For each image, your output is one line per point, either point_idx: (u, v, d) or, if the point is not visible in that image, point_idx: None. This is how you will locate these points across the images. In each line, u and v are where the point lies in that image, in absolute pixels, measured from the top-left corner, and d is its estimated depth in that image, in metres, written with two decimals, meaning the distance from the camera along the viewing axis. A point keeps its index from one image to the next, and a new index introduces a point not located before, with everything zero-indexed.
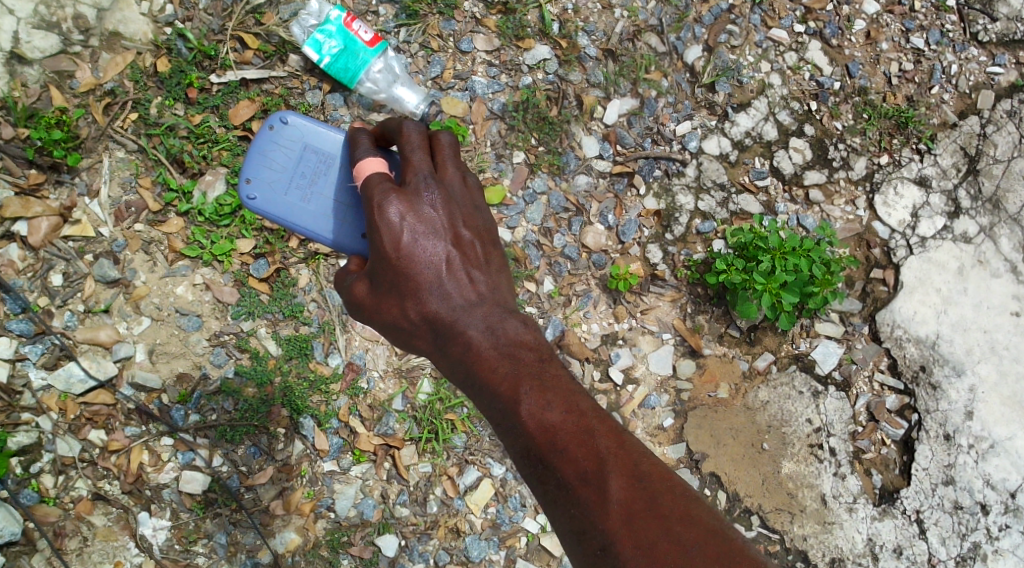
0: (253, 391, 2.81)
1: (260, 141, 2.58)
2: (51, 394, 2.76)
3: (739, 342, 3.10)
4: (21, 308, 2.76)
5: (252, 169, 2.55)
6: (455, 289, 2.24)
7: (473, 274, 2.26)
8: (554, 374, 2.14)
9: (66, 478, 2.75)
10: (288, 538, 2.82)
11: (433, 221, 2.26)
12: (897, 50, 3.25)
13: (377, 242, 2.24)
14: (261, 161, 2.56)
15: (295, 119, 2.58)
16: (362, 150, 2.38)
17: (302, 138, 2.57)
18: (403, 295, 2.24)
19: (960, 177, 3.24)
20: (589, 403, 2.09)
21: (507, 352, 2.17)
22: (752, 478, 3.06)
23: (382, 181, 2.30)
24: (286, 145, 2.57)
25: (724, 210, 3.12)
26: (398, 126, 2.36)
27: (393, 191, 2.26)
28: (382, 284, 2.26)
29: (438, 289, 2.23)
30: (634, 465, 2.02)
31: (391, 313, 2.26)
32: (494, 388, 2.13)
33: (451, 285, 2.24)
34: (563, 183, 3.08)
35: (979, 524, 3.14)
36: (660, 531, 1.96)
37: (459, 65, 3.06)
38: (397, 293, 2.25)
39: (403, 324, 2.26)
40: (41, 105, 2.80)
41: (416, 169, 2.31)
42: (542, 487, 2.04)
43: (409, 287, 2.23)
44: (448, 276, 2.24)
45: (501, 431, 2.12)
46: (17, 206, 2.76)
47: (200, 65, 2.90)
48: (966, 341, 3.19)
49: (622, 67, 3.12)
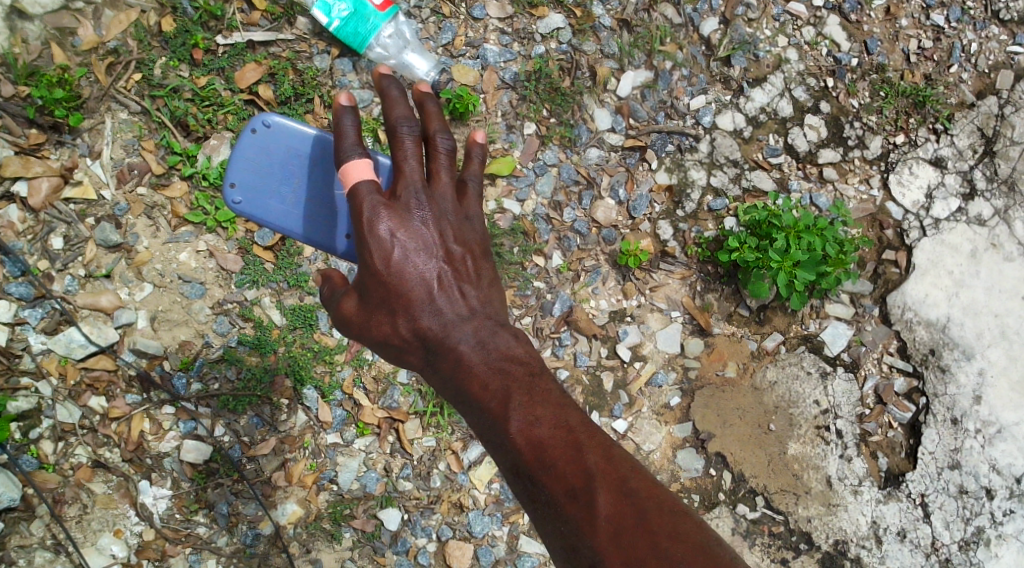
0: (256, 360, 2.78)
1: (242, 143, 2.46)
2: (51, 358, 2.70)
3: (748, 322, 3.06)
4: (20, 271, 2.70)
5: (235, 173, 2.45)
6: (447, 305, 2.16)
7: (465, 289, 2.19)
8: (544, 389, 2.08)
9: (65, 445, 2.70)
10: (290, 510, 2.78)
11: (424, 235, 2.17)
12: (917, 27, 3.19)
13: (363, 259, 2.16)
14: (242, 163, 2.45)
15: (276, 120, 2.46)
16: (348, 148, 2.21)
17: (285, 140, 2.45)
18: (394, 311, 2.16)
19: (976, 159, 3.19)
20: (579, 418, 2.04)
21: (497, 367, 2.11)
22: (758, 459, 3.01)
23: (370, 190, 2.17)
24: (269, 148, 2.46)
25: (736, 186, 3.08)
26: (388, 125, 2.23)
27: (383, 205, 2.16)
28: (372, 299, 2.17)
29: (430, 306, 2.16)
30: (622, 480, 1.95)
31: (380, 331, 2.18)
32: (485, 404, 2.07)
33: (443, 301, 2.16)
34: (574, 155, 3.02)
35: (984, 509, 3.09)
36: (649, 548, 1.88)
37: (471, 32, 3.00)
38: (387, 309, 2.17)
39: (393, 342, 2.19)
40: (42, 63, 2.74)
41: (407, 177, 2.19)
42: (532, 504, 1.98)
43: (401, 303, 2.16)
44: (440, 293, 2.17)
45: (491, 448, 2.07)
46: (16, 166, 2.71)
47: (206, 25, 2.83)
48: (977, 325, 3.15)
49: (637, 38, 3.06)
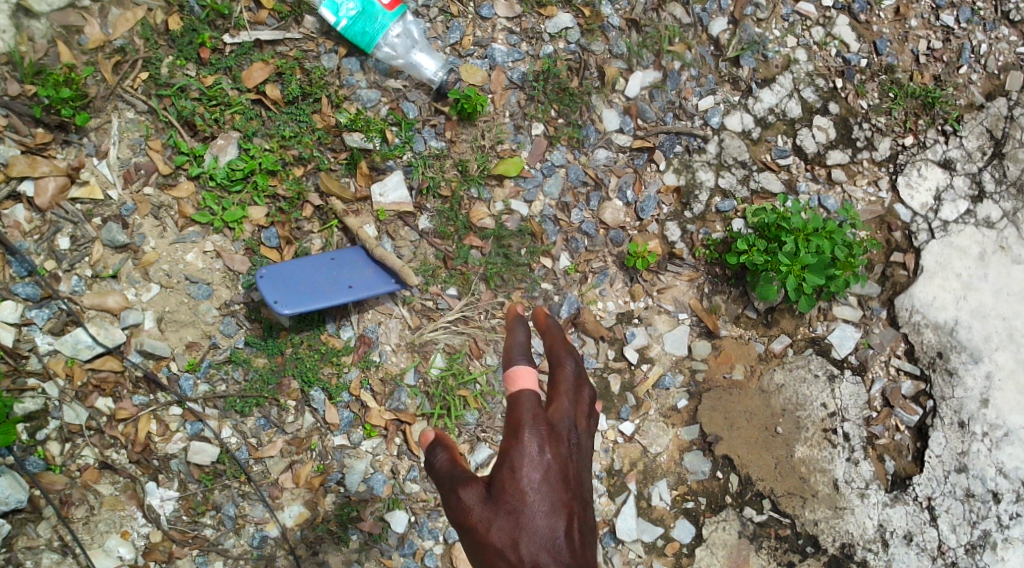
0: (262, 362, 2.79)
1: (268, 295, 2.65)
2: (57, 359, 2.69)
3: (755, 324, 3.05)
4: (26, 271, 2.68)
5: (292, 304, 2.65)
6: (567, 547, 1.80)
7: (585, 532, 1.84)
8: None
9: (72, 446, 2.69)
10: (297, 512, 2.78)
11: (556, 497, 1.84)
12: (926, 27, 3.18)
13: (508, 465, 1.86)
14: (286, 298, 2.66)
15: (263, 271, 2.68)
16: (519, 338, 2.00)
17: (284, 272, 2.71)
18: (511, 537, 1.82)
19: (985, 161, 3.17)
20: None
21: None
22: (765, 462, 2.99)
23: (531, 404, 1.89)
24: (283, 282, 2.69)
25: (744, 188, 3.06)
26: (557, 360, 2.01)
27: (541, 435, 1.87)
28: (495, 502, 1.86)
29: (551, 551, 1.80)
30: None
31: (498, 538, 1.83)
32: None
33: (564, 546, 1.80)
34: (582, 156, 3.01)
35: (990, 512, 3.05)
36: None
37: (479, 32, 2.99)
38: (507, 524, 1.83)
39: (507, 557, 1.81)
40: (48, 61, 2.71)
41: (560, 411, 1.92)
42: None
43: (517, 528, 1.82)
44: (566, 533, 1.81)
45: None
46: (22, 166, 2.68)
47: (213, 24, 2.82)
48: (984, 328, 3.10)
49: (645, 38, 3.05)
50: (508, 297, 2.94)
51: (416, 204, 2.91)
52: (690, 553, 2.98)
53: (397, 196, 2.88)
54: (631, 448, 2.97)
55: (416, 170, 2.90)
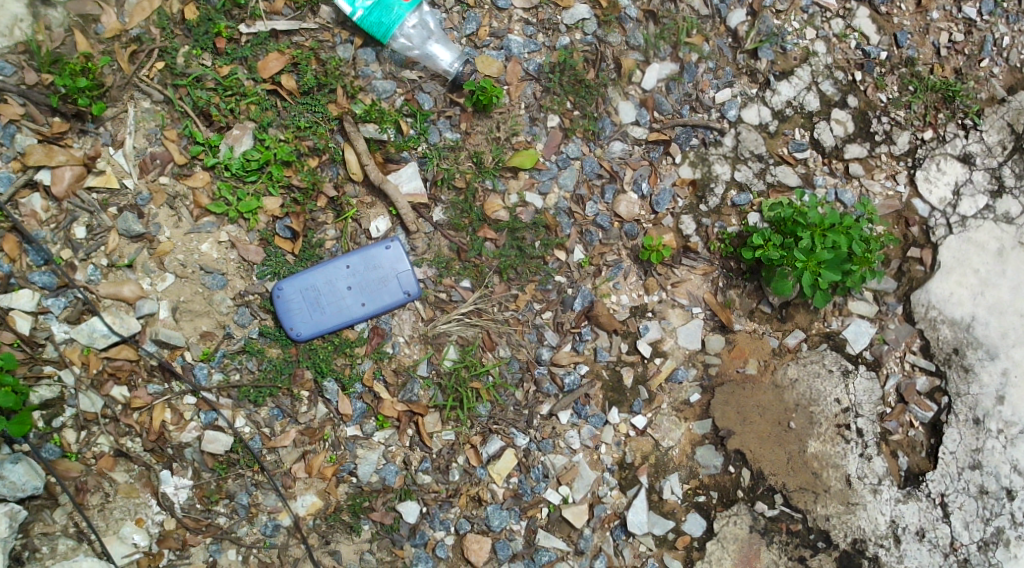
0: (276, 352, 2.80)
1: (286, 317, 2.77)
2: (74, 347, 2.71)
3: (770, 318, 3.04)
4: (43, 260, 2.71)
5: (309, 329, 2.78)
6: None
7: None
8: None
9: (87, 434, 2.72)
10: (309, 501, 2.80)
11: None
12: (948, 20, 3.15)
13: None
14: (301, 321, 2.78)
15: (280, 288, 2.77)
16: None
17: (300, 286, 2.78)
18: None
19: (1006, 155, 3.12)
20: None
21: None
22: (778, 457, 2.96)
23: None
24: (299, 300, 2.78)
25: (760, 181, 3.04)
26: None
27: None
28: None
29: None
30: None
31: None
32: None
33: None
34: (597, 149, 3.00)
35: (1004, 510, 3.00)
36: None
37: (495, 22, 2.97)
38: None
39: None
40: (65, 50, 2.74)
41: None
42: None
43: None
44: None
45: None
46: (40, 154, 2.71)
47: (229, 13, 2.82)
48: (1001, 324, 3.06)
49: (663, 29, 3.03)
50: (521, 290, 2.94)
51: (430, 196, 2.91)
52: (701, 546, 2.96)
53: (411, 187, 2.89)
54: (643, 441, 2.97)
55: (430, 162, 2.90)
